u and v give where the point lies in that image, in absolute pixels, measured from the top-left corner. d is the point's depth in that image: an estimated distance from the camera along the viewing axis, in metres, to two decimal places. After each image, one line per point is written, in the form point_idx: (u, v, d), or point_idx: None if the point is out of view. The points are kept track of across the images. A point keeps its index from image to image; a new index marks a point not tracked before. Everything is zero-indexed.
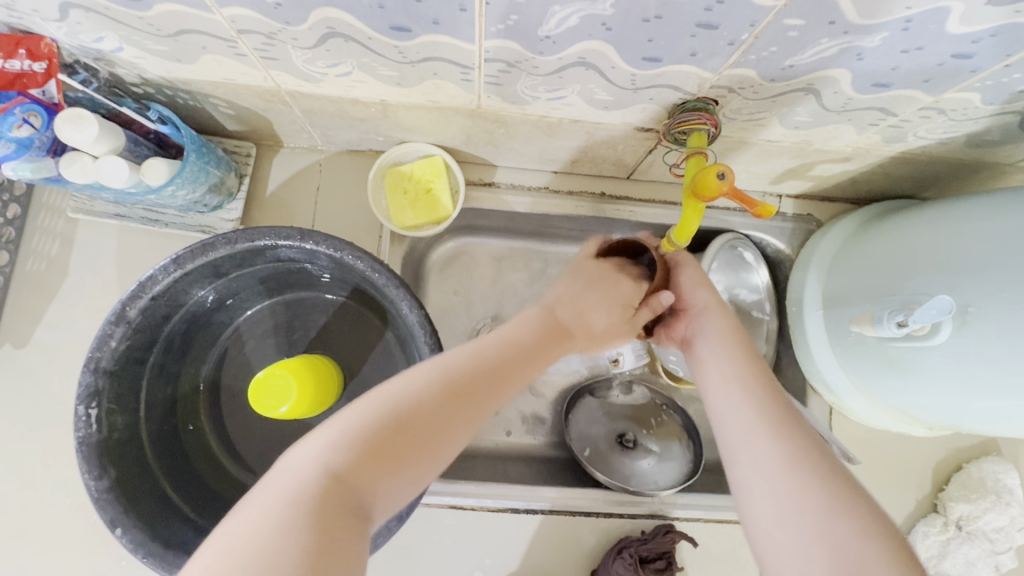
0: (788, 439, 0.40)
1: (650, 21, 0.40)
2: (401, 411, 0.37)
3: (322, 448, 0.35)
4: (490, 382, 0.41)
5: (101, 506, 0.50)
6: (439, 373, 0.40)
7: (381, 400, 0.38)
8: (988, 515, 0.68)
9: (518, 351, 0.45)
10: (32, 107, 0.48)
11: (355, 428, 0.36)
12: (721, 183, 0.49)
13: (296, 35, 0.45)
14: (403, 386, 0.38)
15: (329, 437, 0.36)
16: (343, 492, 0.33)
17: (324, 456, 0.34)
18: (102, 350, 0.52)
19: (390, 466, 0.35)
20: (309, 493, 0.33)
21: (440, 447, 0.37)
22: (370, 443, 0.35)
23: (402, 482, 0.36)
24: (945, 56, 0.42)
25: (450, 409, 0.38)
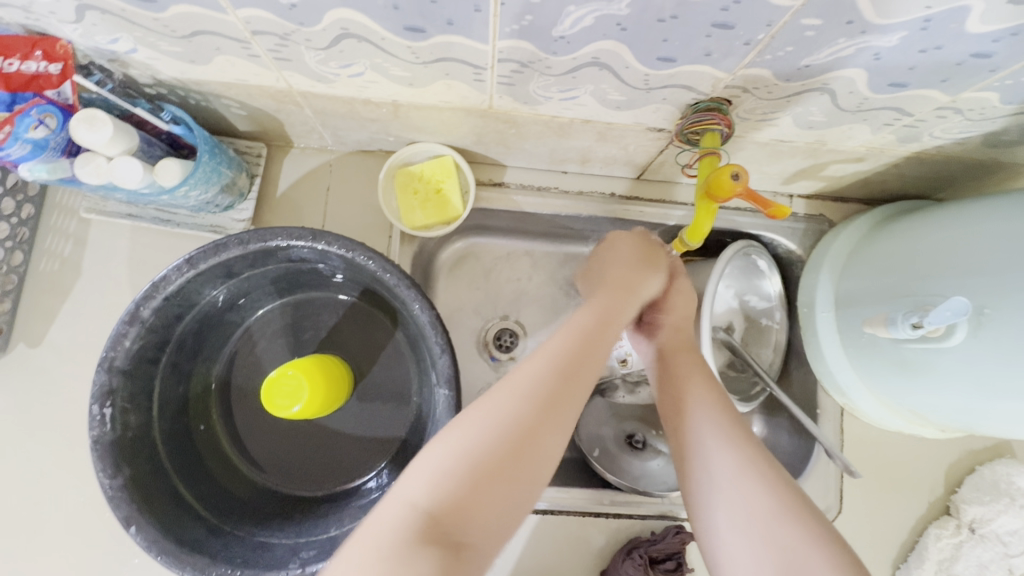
0: (739, 447, 0.45)
1: (666, 21, 0.39)
2: (477, 445, 0.39)
3: (413, 488, 0.38)
4: (565, 400, 0.42)
5: (115, 504, 0.50)
6: (511, 398, 0.41)
7: (457, 433, 0.40)
8: (1002, 518, 0.66)
9: (583, 362, 0.45)
10: (48, 109, 0.48)
11: (439, 468, 0.38)
12: (736, 184, 0.49)
13: (310, 36, 0.45)
14: (477, 419, 0.40)
15: (418, 476, 0.38)
16: (438, 530, 0.36)
17: (414, 496, 0.37)
18: (116, 349, 0.52)
19: (477, 499, 0.37)
20: (408, 535, 0.36)
21: (523, 472, 0.39)
22: (461, 481, 0.37)
23: (492, 514, 0.38)
24: (964, 55, 0.41)
25: (529, 431, 0.40)
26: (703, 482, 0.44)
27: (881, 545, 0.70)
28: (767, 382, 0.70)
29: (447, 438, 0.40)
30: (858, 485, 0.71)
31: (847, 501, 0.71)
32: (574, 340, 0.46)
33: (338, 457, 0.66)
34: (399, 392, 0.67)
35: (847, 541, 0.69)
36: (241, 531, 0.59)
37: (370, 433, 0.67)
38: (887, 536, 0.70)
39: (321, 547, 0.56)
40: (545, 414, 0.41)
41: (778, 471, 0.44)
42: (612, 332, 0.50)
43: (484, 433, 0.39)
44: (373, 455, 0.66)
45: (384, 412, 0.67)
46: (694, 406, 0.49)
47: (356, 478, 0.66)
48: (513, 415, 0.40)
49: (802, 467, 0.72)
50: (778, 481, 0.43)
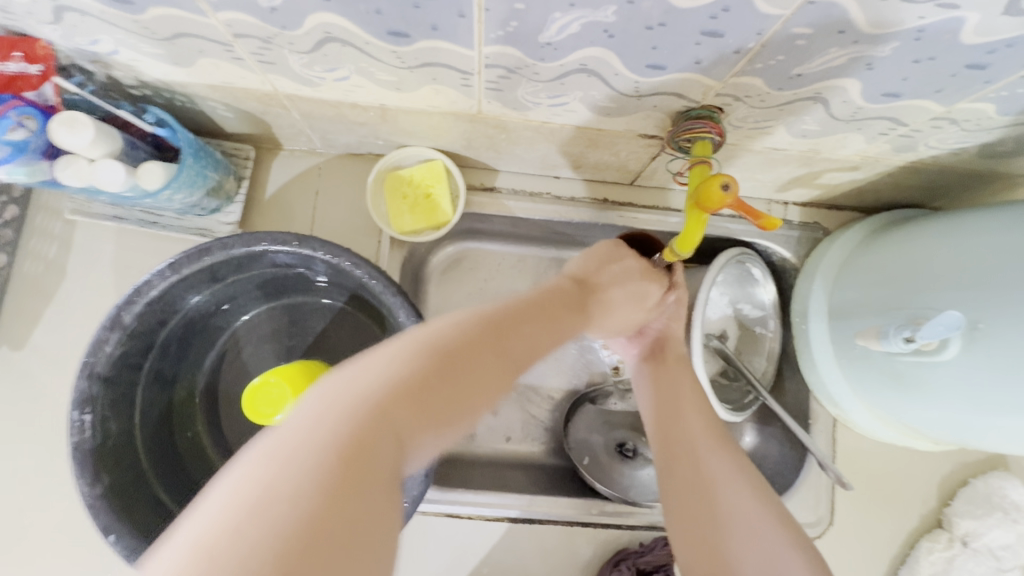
0: (729, 463, 0.49)
1: (654, 29, 0.39)
2: (423, 358, 0.36)
3: (348, 384, 0.33)
4: (515, 339, 0.42)
5: (94, 513, 0.49)
6: (472, 327, 0.40)
7: (411, 346, 0.36)
8: (994, 531, 0.65)
9: (539, 315, 0.46)
10: (27, 111, 0.47)
11: (382, 372, 0.34)
12: (725, 195, 0.48)
13: (292, 40, 0.44)
14: (427, 337, 0.38)
15: (365, 377, 0.34)
16: (369, 436, 0.31)
17: (350, 392, 0.32)
18: (96, 355, 0.52)
19: (419, 418, 0.33)
20: (334, 438, 0.30)
21: (471, 404, 0.36)
22: (408, 384, 0.34)
23: (435, 425, 0.34)
24: (959, 67, 0.40)
25: (482, 350, 0.39)
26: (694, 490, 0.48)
27: (872, 557, 0.69)
28: (762, 392, 0.69)
29: (400, 343, 0.37)
30: (850, 496, 0.70)
31: (839, 513, 0.70)
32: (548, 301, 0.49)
33: None
34: None
35: (837, 554, 0.69)
36: None
37: None
38: (878, 549, 0.69)
39: None
40: (499, 343, 0.41)
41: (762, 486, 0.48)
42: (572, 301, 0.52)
43: (439, 341, 0.37)
44: None
45: None
46: (691, 423, 0.53)
47: None
48: (469, 335, 0.39)
49: (794, 479, 0.71)
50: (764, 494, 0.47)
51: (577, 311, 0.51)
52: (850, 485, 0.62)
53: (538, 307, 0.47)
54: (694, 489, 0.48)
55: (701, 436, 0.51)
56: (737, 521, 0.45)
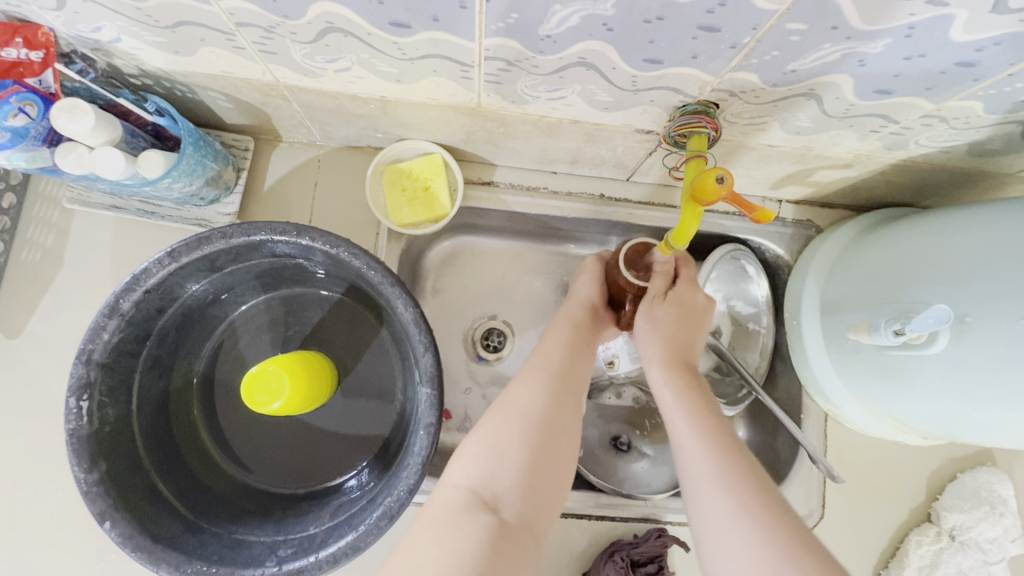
0: (733, 484, 0.42)
1: (652, 22, 0.39)
2: (503, 436, 0.45)
3: (455, 471, 0.44)
4: (569, 389, 0.51)
5: (90, 499, 0.50)
6: (530, 394, 0.49)
7: (494, 421, 0.47)
8: (981, 525, 0.67)
9: (571, 356, 0.55)
10: (28, 96, 0.47)
11: (475, 452, 0.45)
12: (720, 187, 0.48)
13: (295, 30, 0.45)
14: (498, 414, 0.47)
15: (461, 462, 0.45)
16: (487, 503, 0.42)
17: (456, 478, 0.44)
18: (94, 342, 0.52)
19: (519, 484, 0.44)
20: (460, 512, 0.41)
21: (556, 457, 0.47)
22: (491, 456, 0.44)
23: (539, 487, 0.44)
24: (949, 64, 0.41)
25: (548, 414, 0.48)
26: (708, 528, 0.42)
27: (863, 550, 0.70)
28: (755, 386, 0.69)
29: (482, 425, 0.47)
30: (841, 490, 0.71)
31: (830, 508, 0.71)
32: (570, 345, 0.56)
33: (318, 455, 0.66)
34: (383, 390, 0.67)
35: (828, 546, 0.70)
36: (218, 527, 0.58)
37: (353, 431, 0.66)
38: (868, 543, 0.70)
39: (299, 544, 0.55)
40: (557, 404, 0.49)
41: (788, 515, 0.40)
42: (586, 332, 0.59)
43: (507, 420, 0.47)
44: (354, 453, 0.66)
45: (368, 410, 0.67)
46: (688, 442, 0.47)
47: (336, 475, 0.65)
48: (530, 404, 0.48)
49: (786, 472, 0.72)
50: (785, 524, 0.39)
51: (586, 345, 0.58)
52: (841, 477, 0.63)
53: (569, 350, 0.55)
54: (705, 529, 0.42)
55: (704, 460, 0.45)
56: (733, 516, 0.41)
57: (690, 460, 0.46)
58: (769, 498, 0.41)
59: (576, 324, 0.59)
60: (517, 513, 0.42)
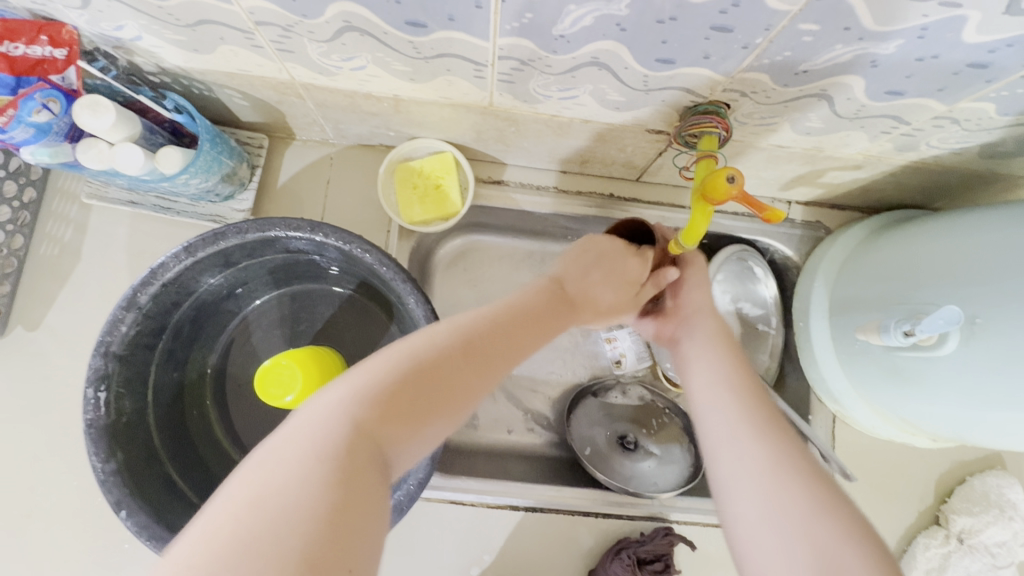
0: (781, 458, 0.40)
1: (665, 22, 0.40)
2: (407, 374, 0.36)
3: (333, 402, 0.34)
4: (492, 354, 0.40)
5: (107, 488, 0.51)
6: (446, 344, 0.39)
7: (387, 361, 0.36)
8: (991, 529, 0.67)
9: (516, 323, 0.44)
10: (52, 93, 0.49)
11: (369, 385, 0.35)
12: (731, 187, 0.49)
13: (312, 28, 0.46)
14: (409, 352, 0.37)
15: (342, 393, 0.34)
16: (363, 445, 0.32)
17: (333, 409, 0.33)
18: (112, 334, 0.53)
19: (405, 427, 0.34)
20: (331, 450, 0.31)
21: (457, 414, 0.37)
22: (389, 399, 0.34)
23: (414, 442, 0.35)
24: (961, 65, 0.42)
25: (465, 368, 0.38)
26: (751, 504, 0.38)
27: None
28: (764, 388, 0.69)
29: (385, 358, 0.37)
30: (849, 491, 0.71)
31: None
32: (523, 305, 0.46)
33: None
34: None
35: None
36: None
37: None
38: None
39: None
40: (479, 359, 0.39)
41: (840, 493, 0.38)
42: (560, 304, 0.50)
43: (419, 360, 0.37)
44: None
45: None
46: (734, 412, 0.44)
47: None
48: (451, 352, 0.38)
49: None
50: (839, 500, 0.37)
51: (554, 320, 0.48)
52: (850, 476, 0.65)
53: (521, 312, 0.45)
54: (742, 506, 0.39)
55: (744, 433, 0.42)
56: (774, 494, 0.38)
57: (733, 437, 0.42)
58: (816, 471, 0.39)
59: (544, 297, 0.49)
60: (390, 458, 0.33)
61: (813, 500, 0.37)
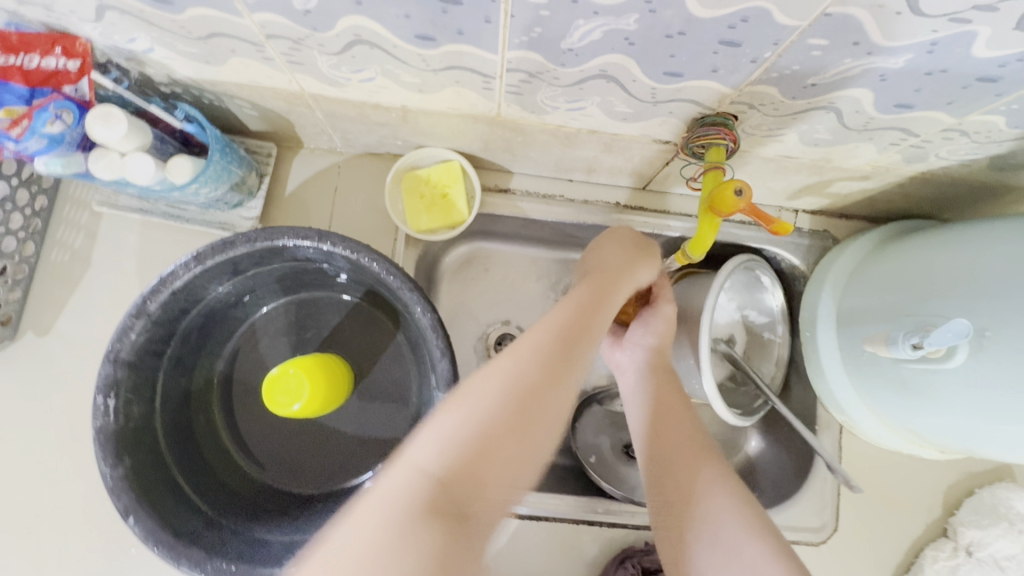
0: (713, 488, 0.45)
1: (674, 37, 0.40)
2: (484, 413, 0.36)
3: (420, 455, 0.35)
4: (565, 373, 0.40)
5: (115, 494, 0.51)
6: (517, 372, 0.39)
7: (463, 402, 0.37)
8: (1000, 542, 0.65)
9: (578, 340, 0.43)
10: (65, 104, 0.49)
11: (450, 432, 0.36)
12: (739, 200, 0.50)
13: (323, 42, 0.46)
14: (484, 389, 0.38)
15: (428, 444, 0.35)
16: (450, 497, 0.33)
17: (420, 462, 0.34)
18: (122, 341, 0.53)
19: (494, 472, 0.35)
20: (420, 503, 0.32)
21: (538, 440, 0.37)
22: (472, 444, 0.35)
23: (505, 480, 0.35)
24: (970, 79, 0.42)
25: (542, 394, 0.38)
26: (688, 531, 0.43)
27: (878, 563, 0.69)
28: (769, 396, 0.69)
29: (461, 401, 0.38)
30: (856, 502, 0.71)
31: (844, 520, 0.70)
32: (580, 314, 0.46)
33: (332, 457, 0.67)
34: (398, 394, 0.68)
35: (841, 560, 0.69)
36: (237, 525, 0.59)
37: (368, 434, 0.67)
38: (883, 556, 0.69)
39: None
40: (553, 381, 0.39)
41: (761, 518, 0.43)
42: (606, 302, 0.50)
43: (496, 399, 0.37)
44: (368, 456, 0.67)
45: (383, 413, 0.67)
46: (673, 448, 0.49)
47: (352, 478, 0.66)
48: (525, 379, 0.38)
49: (800, 483, 0.72)
50: (760, 525, 0.42)
51: (601, 311, 0.48)
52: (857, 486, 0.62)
53: (578, 321, 0.45)
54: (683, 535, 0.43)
55: (681, 466, 0.47)
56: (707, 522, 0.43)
57: (671, 471, 0.47)
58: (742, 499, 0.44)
59: (593, 301, 0.49)
60: (483, 507, 0.34)
61: (737, 525, 0.42)
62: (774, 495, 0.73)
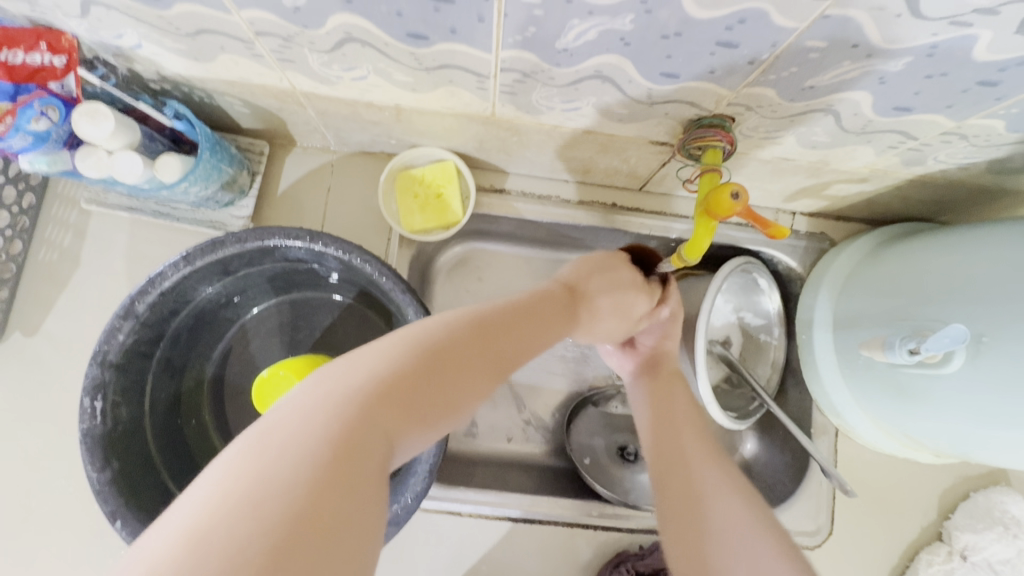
0: (726, 486, 0.45)
1: (670, 38, 0.39)
2: (412, 355, 0.36)
3: (336, 379, 0.33)
4: (502, 341, 0.41)
5: (103, 498, 0.50)
6: (451, 327, 0.39)
7: (396, 343, 0.36)
8: (995, 546, 0.65)
9: (524, 317, 0.45)
10: (50, 102, 0.48)
11: (374, 362, 0.34)
12: (735, 203, 0.49)
13: (313, 39, 0.45)
14: (414, 335, 0.37)
15: (346, 371, 0.33)
16: (362, 423, 0.31)
17: (337, 386, 0.32)
18: (109, 343, 0.52)
19: (411, 405, 0.33)
20: (326, 425, 0.30)
21: (460, 390, 0.36)
22: (393, 377, 0.34)
23: (421, 421, 0.34)
24: (970, 83, 0.41)
25: (471, 351, 0.38)
26: (703, 524, 0.43)
27: (872, 566, 0.69)
28: (764, 399, 0.68)
29: (390, 339, 0.37)
30: (851, 505, 0.71)
31: (839, 524, 0.70)
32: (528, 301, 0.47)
33: None
34: None
35: (836, 563, 0.69)
36: None
37: None
38: (878, 559, 0.69)
39: None
40: (484, 343, 0.40)
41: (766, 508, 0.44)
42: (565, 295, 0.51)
43: (424, 343, 0.37)
44: None
45: None
46: (688, 450, 0.50)
47: None
48: (458, 336, 0.39)
49: (795, 486, 0.71)
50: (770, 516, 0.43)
51: (568, 318, 0.50)
52: (852, 491, 0.61)
53: (525, 305, 0.46)
54: (698, 528, 0.43)
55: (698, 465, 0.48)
56: (726, 513, 0.43)
57: (687, 469, 0.48)
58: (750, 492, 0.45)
59: (547, 295, 0.50)
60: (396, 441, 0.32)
61: (754, 518, 0.42)
62: (769, 499, 0.72)
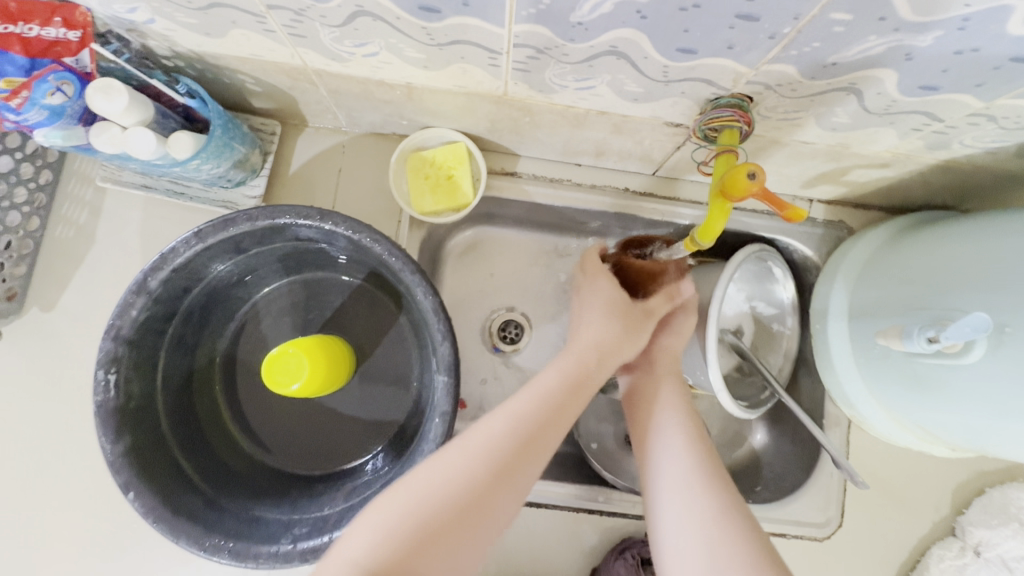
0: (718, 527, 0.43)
1: (688, 10, 0.38)
2: (424, 502, 0.39)
3: (356, 547, 0.37)
4: (522, 464, 0.43)
5: (115, 470, 0.51)
6: (464, 460, 0.42)
7: (404, 495, 0.40)
8: (1010, 543, 0.63)
9: (536, 417, 0.46)
10: (65, 76, 0.49)
11: (386, 525, 0.38)
12: (751, 183, 0.48)
13: (324, 13, 0.45)
14: (426, 475, 0.41)
15: (362, 536, 0.38)
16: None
17: (355, 555, 0.37)
18: (122, 318, 0.53)
19: (430, 552, 0.37)
20: None
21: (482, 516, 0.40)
22: (412, 535, 0.38)
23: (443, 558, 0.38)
24: (1002, 59, 0.39)
25: (486, 484, 0.41)
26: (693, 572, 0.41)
27: (881, 560, 0.68)
28: (774, 387, 0.67)
29: (401, 491, 0.40)
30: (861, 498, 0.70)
31: (848, 516, 0.69)
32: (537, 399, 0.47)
33: (331, 437, 0.67)
34: (399, 377, 0.67)
35: (844, 556, 0.68)
36: (237, 504, 0.59)
37: (367, 416, 0.67)
38: (887, 553, 0.68)
39: (314, 524, 0.56)
40: (501, 484, 0.41)
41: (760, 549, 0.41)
42: (571, 384, 0.50)
43: (437, 488, 0.40)
44: (368, 438, 0.66)
45: (385, 394, 0.67)
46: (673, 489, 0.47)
47: (353, 459, 0.66)
48: (472, 479, 0.41)
49: (805, 477, 0.70)
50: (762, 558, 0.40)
51: (571, 401, 0.49)
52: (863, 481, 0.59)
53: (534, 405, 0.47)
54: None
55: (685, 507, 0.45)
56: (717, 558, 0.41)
57: (671, 521, 0.45)
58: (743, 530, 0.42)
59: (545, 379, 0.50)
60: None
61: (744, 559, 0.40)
62: (777, 490, 0.72)
